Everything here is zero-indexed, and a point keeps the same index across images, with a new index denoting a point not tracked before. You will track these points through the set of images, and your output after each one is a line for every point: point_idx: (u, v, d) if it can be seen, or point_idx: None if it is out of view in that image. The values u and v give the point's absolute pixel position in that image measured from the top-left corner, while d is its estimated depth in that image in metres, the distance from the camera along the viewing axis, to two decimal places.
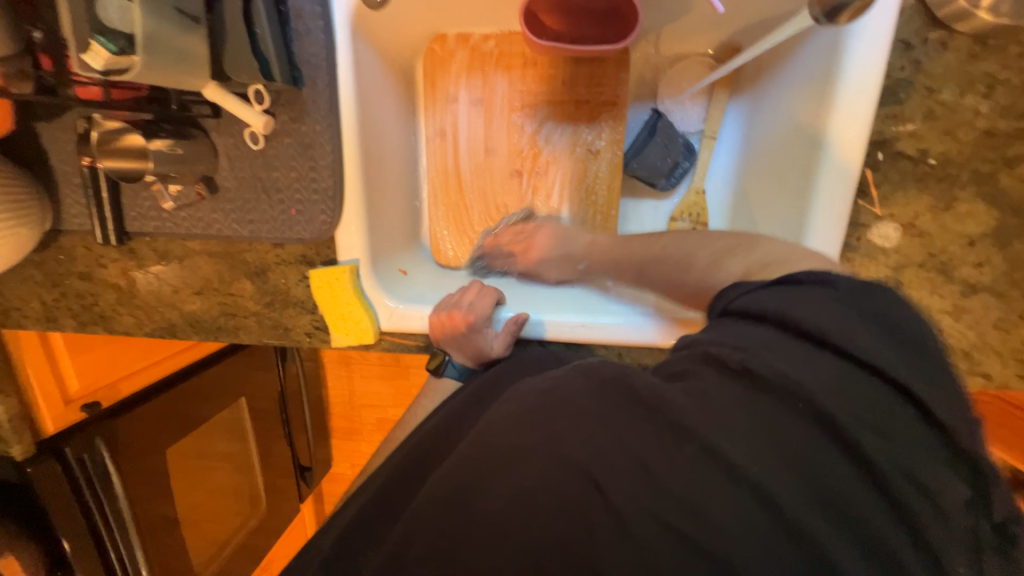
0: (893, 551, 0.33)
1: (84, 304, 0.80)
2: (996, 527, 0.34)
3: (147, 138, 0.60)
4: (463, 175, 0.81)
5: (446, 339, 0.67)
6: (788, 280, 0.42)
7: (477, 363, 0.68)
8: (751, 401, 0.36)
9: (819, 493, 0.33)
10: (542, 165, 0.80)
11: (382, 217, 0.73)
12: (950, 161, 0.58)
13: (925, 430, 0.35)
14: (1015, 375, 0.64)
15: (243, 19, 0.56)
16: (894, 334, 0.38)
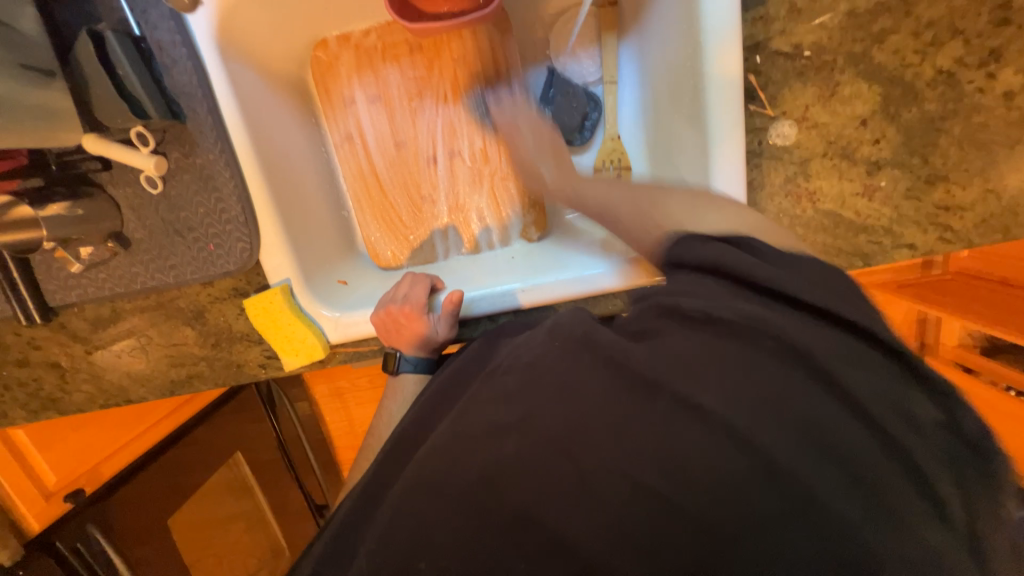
0: (862, 462, 0.34)
1: (29, 391, 0.78)
2: (931, 421, 0.37)
3: (38, 206, 0.58)
4: (382, 174, 0.81)
5: (388, 333, 0.67)
6: (730, 238, 0.44)
7: (431, 351, 0.68)
8: (714, 346, 0.37)
9: (790, 421, 0.34)
10: (456, 145, 0.80)
11: (307, 233, 0.72)
12: (823, 49, 0.60)
13: (859, 348, 0.38)
14: (936, 239, 0.66)
15: (100, 60, 0.54)
16: (813, 279, 0.41)
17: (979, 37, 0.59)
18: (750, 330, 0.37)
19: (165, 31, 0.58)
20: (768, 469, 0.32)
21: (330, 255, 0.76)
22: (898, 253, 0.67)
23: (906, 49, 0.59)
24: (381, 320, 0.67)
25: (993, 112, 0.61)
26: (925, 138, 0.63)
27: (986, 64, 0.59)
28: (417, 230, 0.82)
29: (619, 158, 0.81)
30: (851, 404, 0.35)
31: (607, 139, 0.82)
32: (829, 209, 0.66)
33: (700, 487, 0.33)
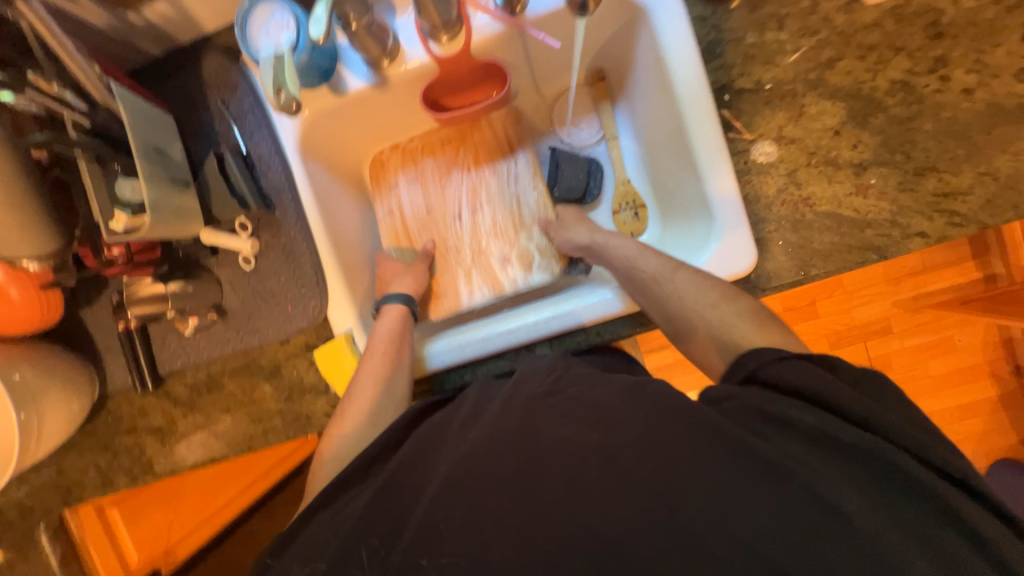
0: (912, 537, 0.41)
1: (133, 457, 0.89)
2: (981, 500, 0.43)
3: (165, 284, 0.76)
4: (419, 237, 0.95)
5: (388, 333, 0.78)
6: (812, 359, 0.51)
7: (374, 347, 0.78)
8: (793, 443, 0.45)
9: (851, 498, 0.42)
10: (480, 204, 0.94)
11: (362, 291, 0.87)
12: (782, 81, 0.71)
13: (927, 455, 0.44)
14: (946, 225, 0.69)
15: (220, 173, 0.75)
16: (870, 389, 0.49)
17: (919, 50, 0.68)
18: (826, 433, 0.45)
19: (265, 146, 0.78)
20: (827, 518, 0.41)
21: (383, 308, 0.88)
22: (911, 242, 0.69)
23: (856, 69, 0.69)
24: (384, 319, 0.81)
25: (958, 107, 0.68)
26: (900, 137, 0.69)
27: (935, 69, 0.68)
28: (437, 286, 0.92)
29: (633, 199, 0.91)
30: (929, 486, 0.42)
31: (618, 184, 0.93)
32: (827, 210, 0.71)
33: (748, 538, 0.41)
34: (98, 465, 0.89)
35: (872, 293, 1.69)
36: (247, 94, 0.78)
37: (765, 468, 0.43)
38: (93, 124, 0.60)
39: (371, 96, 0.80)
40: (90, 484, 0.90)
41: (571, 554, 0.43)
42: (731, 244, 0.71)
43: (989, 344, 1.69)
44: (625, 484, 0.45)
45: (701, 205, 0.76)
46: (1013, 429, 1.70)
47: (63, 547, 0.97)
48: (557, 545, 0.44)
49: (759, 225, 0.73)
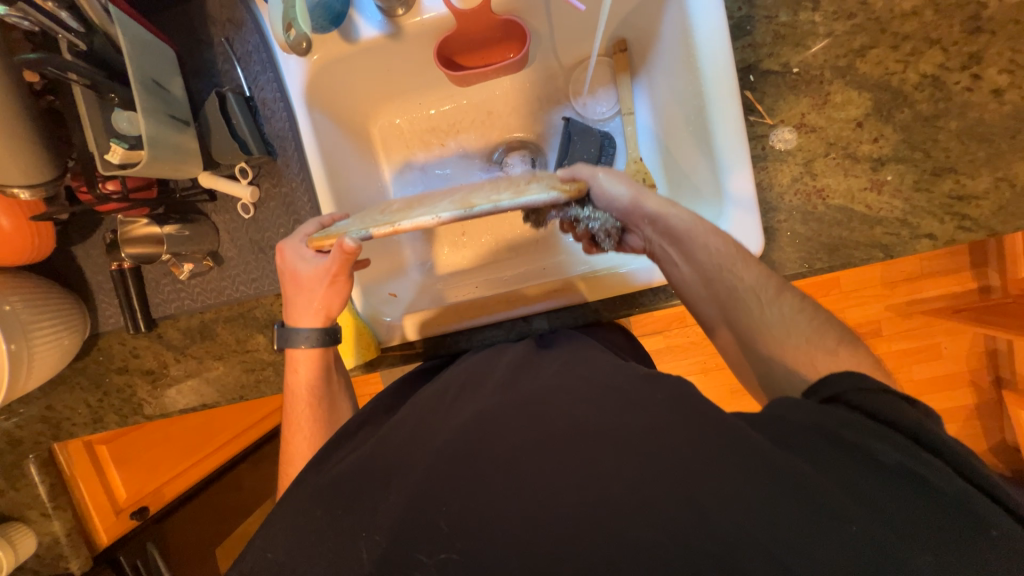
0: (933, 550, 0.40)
1: (123, 398, 0.89)
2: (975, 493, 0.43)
3: (160, 225, 0.73)
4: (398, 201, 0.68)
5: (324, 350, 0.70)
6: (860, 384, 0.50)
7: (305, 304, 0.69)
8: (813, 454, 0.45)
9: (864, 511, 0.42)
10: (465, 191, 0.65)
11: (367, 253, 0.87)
12: (810, 66, 0.68)
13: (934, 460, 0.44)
14: (956, 229, 0.69)
15: (221, 112, 0.72)
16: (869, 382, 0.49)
17: (955, 44, 0.66)
18: (822, 428, 0.46)
19: (269, 90, 0.75)
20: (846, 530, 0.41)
21: (380, 270, 0.88)
22: (919, 243, 0.69)
23: (888, 60, 0.67)
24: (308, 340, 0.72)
25: (986, 107, 0.66)
26: (923, 135, 0.68)
27: (968, 66, 0.66)
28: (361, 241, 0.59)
29: (644, 177, 0.87)
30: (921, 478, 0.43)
31: (631, 161, 0.89)
32: (840, 204, 0.70)
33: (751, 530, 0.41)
34: (88, 403, 0.90)
35: (866, 296, 1.70)
36: (254, 32, 0.74)
37: (758, 448, 0.44)
38: (89, 48, 0.57)
39: (383, 46, 0.76)
40: (81, 420, 0.91)
41: (557, 516, 0.45)
42: (738, 234, 0.70)
43: (974, 354, 1.72)
44: (627, 466, 0.45)
45: (714, 189, 0.74)
46: (984, 437, 1.76)
47: (53, 479, 0.97)
48: (542, 505, 0.45)
49: (769, 214, 0.72)
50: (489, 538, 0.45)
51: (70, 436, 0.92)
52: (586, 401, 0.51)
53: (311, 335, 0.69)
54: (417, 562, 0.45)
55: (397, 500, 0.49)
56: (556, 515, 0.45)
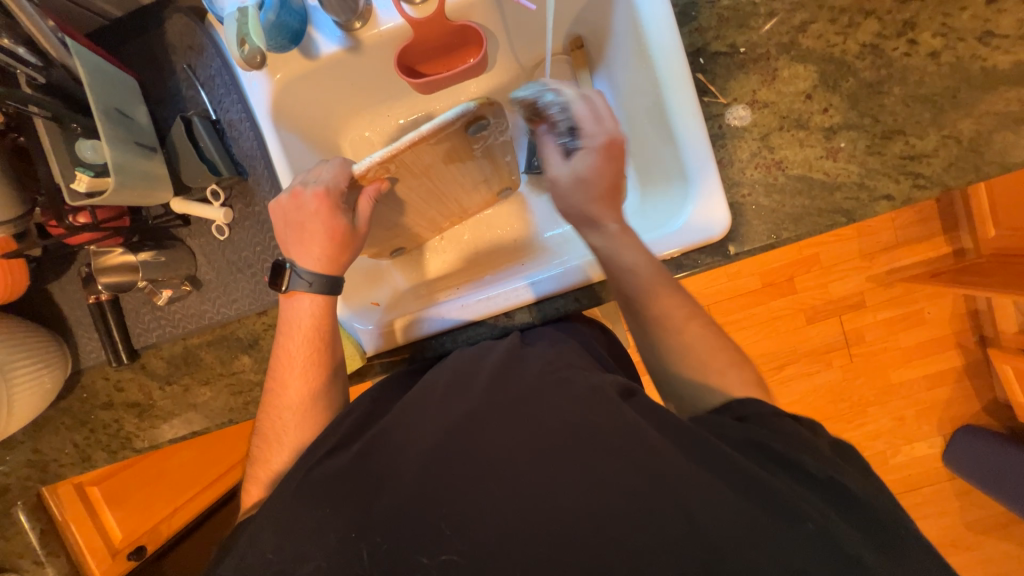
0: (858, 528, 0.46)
1: (111, 433, 0.88)
2: None
3: (135, 254, 0.73)
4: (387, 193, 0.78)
5: (307, 314, 0.72)
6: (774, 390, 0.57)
7: (306, 239, 0.71)
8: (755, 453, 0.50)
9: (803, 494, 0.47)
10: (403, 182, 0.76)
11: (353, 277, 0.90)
12: (756, 45, 0.71)
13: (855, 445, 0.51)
14: (911, 188, 0.71)
15: (188, 137, 0.73)
16: None
17: (889, 13, 0.69)
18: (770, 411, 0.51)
19: (235, 112, 0.76)
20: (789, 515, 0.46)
21: (362, 281, 0.91)
22: (878, 205, 0.72)
23: (828, 33, 0.70)
24: (294, 307, 0.74)
25: (925, 70, 0.69)
26: (869, 101, 0.71)
27: (903, 33, 0.69)
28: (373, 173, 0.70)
29: None
30: None
31: None
32: (799, 173, 0.73)
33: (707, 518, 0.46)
34: (74, 442, 0.88)
35: (846, 268, 1.73)
36: (215, 56, 0.75)
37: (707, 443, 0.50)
38: (48, 81, 0.58)
39: (345, 61, 0.78)
40: (68, 461, 0.89)
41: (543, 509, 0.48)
42: (705, 209, 0.72)
43: (956, 316, 1.76)
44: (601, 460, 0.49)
45: (679, 170, 0.76)
46: (976, 397, 1.78)
47: (44, 524, 0.95)
48: (529, 489, 0.49)
49: (733, 189, 0.74)
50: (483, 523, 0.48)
51: (58, 478, 0.90)
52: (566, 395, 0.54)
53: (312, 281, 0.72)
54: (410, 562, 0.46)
55: (394, 498, 0.52)
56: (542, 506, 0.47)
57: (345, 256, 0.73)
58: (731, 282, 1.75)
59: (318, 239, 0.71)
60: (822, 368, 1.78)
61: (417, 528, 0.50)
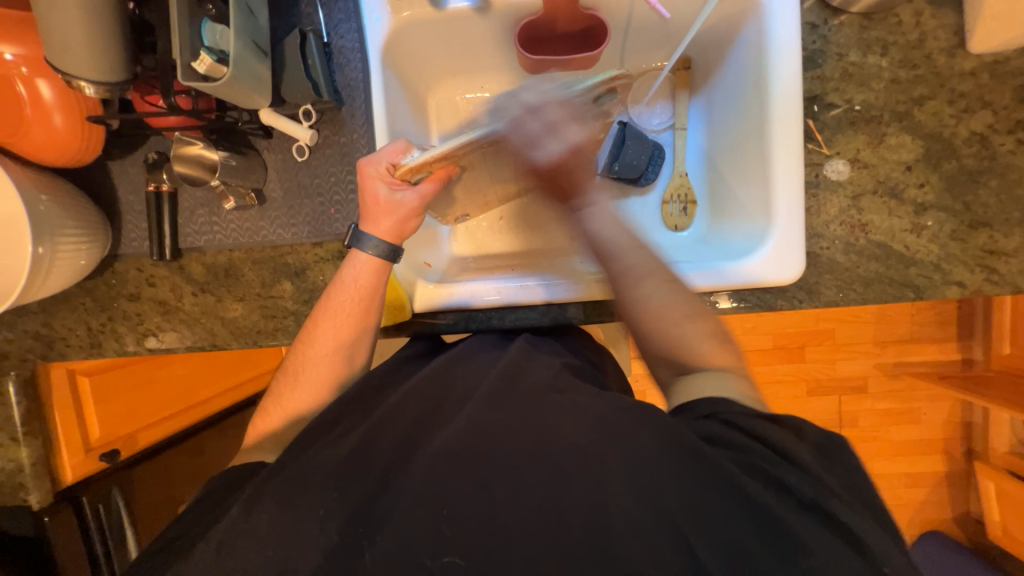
0: None
1: (129, 325, 0.85)
2: None
3: (214, 151, 0.72)
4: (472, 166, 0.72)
5: (360, 276, 0.71)
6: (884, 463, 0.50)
7: (380, 209, 0.71)
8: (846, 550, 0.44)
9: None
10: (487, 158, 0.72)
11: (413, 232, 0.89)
12: (871, 106, 0.72)
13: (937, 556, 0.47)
14: (984, 280, 0.72)
15: (300, 51, 0.71)
16: None
17: (1005, 109, 0.70)
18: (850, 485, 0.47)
19: (349, 40, 0.76)
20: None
21: (420, 239, 0.90)
22: (948, 289, 0.73)
23: (943, 113, 0.71)
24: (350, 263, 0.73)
25: None
26: (966, 188, 0.72)
27: (1014, 131, 0.70)
28: (441, 162, 0.67)
29: (686, 193, 0.95)
30: None
31: (676, 175, 0.96)
32: (881, 240, 0.74)
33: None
34: (88, 326, 0.85)
35: (858, 350, 1.75)
36: None
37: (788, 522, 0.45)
38: None
39: (468, 19, 0.78)
40: (77, 343, 0.86)
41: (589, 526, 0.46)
42: (783, 253, 0.73)
43: (951, 423, 1.78)
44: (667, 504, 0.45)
45: (762, 210, 0.77)
46: (951, 506, 1.80)
47: (31, 402, 0.91)
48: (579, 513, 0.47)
49: (813, 239, 0.75)
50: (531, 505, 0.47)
51: (61, 358, 0.87)
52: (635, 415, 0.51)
53: (377, 247, 0.71)
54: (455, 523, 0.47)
55: (443, 452, 0.51)
56: (586, 509, 0.46)
57: (416, 223, 0.73)
58: (743, 336, 1.76)
59: (389, 210, 0.70)
60: None
61: (464, 491, 0.49)
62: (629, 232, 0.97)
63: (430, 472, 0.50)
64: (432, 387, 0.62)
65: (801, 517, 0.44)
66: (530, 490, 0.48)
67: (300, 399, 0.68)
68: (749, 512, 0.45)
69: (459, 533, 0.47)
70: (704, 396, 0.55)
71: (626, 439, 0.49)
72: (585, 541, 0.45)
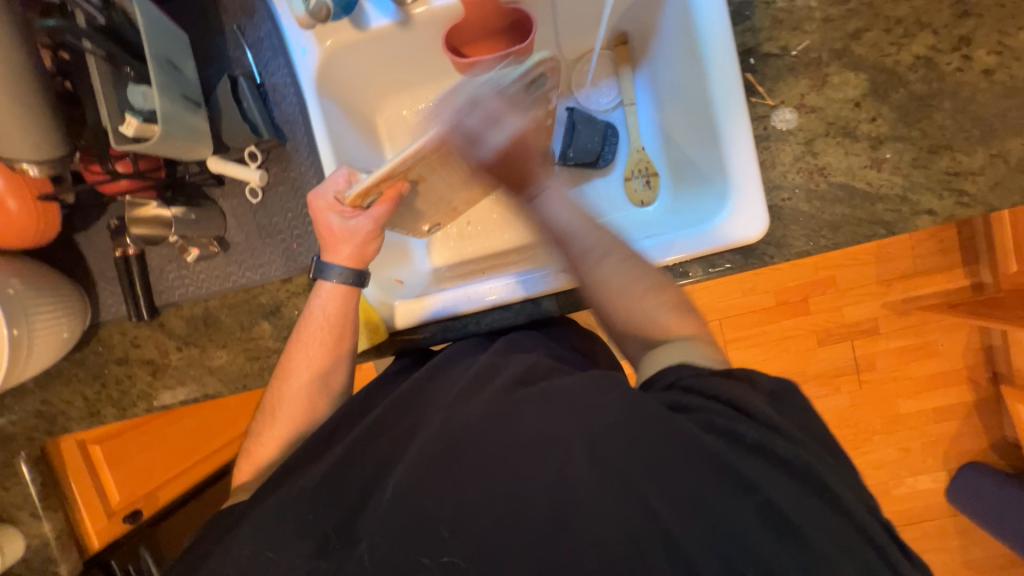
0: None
1: (123, 389, 0.87)
2: None
3: (167, 207, 0.73)
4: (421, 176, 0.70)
5: (329, 304, 0.71)
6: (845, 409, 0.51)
7: (338, 246, 0.72)
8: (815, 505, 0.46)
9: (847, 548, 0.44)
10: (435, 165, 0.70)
11: (383, 252, 0.89)
12: (808, 48, 0.71)
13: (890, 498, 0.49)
14: (954, 204, 0.70)
15: (233, 96, 0.72)
16: None
17: (945, 28, 0.69)
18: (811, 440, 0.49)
19: (280, 76, 0.76)
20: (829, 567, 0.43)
21: (390, 258, 0.91)
22: (919, 219, 0.71)
23: (882, 43, 0.70)
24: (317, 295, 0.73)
25: (977, 87, 0.69)
26: (919, 113, 0.70)
27: (958, 48, 0.69)
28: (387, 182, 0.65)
29: (646, 166, 0.94)
30: None
31: (633, 151, 0.95)
32: (841, 181, 0.72)
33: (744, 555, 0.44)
34: (84, 396, 0.88)
35: (863, 292, 1.72)
36: (266, 19, 0.75)
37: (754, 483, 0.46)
38: (107, 21, 0.57)
39: (393, 35, 0.78)
40: (76, 415, 0.88)
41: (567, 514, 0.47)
42: (744, 211, 0.72)
43: (970, 351, 1.74)
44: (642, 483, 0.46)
45: (718, 171, 0.76)
46: (985, 434, 1.75)
47: (44, 479, 0.93)
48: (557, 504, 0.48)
49: (773, 192, 0.74)
50: (507, 497, 0.48)
51: (65, 430, 0.89)
52: (603, 397, 0.52)
53: (342, 274, 0.71)
54: (439, 535, 0.48)
55: (420, 464, 0.51)
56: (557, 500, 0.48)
57: (377, 246, 0.73)
58: (743, 297, 1.74)
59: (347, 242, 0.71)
60: (831, 392, 1.77)
61: (445, 499, 0.49)
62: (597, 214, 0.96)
63: (409, 486, 0.50)
64: (410, 402, 0.63)
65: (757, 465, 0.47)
66: (505, 483, 0.49)
67: (279, 430, 0.69)
68: (713, 467, 0.46)
69: (443, 540, 0.48)
70: (670, 365, 0.56)
71: (594, 418, 0.50)
72: (557, 521, 0.47)
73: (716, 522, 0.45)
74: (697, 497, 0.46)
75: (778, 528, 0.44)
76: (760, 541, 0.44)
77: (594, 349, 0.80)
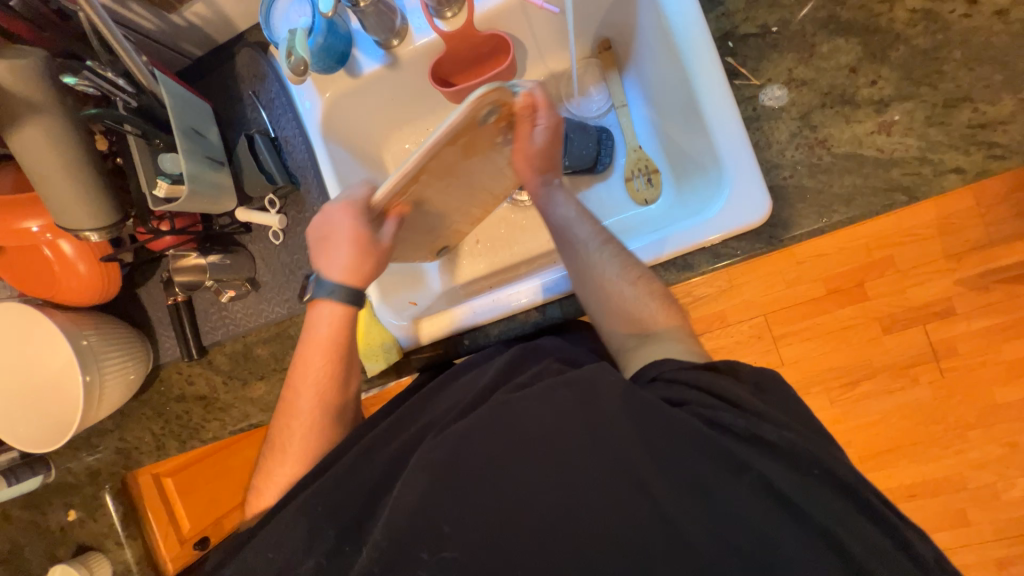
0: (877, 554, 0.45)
1: (182, 423, 0.97)
2: None
3: (204, 255, 0.82)
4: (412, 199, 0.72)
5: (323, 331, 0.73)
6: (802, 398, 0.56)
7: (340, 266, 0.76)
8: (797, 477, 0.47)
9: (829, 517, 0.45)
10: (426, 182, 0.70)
11: (393, 275, 0.93)
12: (788, 23, 0.70)
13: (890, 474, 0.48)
14: (985, 158, 0.64)
15: (250, 152, 0.81)
16: None
17: None
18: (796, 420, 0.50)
19: (289, 129, 0.85)
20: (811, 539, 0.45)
21: (401, 281, 0.95)
22: (945, 179, 0.65)
23: (870, 4, 0.67)
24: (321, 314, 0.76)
25: (991, 29, 0.64)
26: (926, 68, 0.66)
27: None
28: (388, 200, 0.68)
29: (645, 164, 0.92)
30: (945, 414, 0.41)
31: (630, 151, 0.94)
32: (847, 151, 0.68)
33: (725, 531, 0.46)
34: (152, 431, 0.98)
35: None
36: (274, 81, 0.85)
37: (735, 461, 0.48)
38: (140, 104, 0.68)
39: (386, 77, 0.85)
40: (146, 448, 0.99)
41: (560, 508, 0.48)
42: (743, 194, 0.69)
43: None
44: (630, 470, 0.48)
45: (712, 158, 0.74)
46: None
47: (126, 508, 1.05)
48: (550, 500, 0.49)
49: (772, 171, 0.70)
50: (507, 493, 0.49)
51: (138, 464, 1.00)
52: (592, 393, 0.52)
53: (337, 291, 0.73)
54: (443, 535, 0.49)
55: (422, 468, 0.52)
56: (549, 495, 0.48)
57: (371, 264, 0.73)
58: None
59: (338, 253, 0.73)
60: (907, 385, 1.28)
61: (448, 502, 0.50)
62: (601, 218, 0.96)
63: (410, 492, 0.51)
64: (419, 413, 0.65)
65: (740, 444, 0.50)
66: (505, 480, 0.50)
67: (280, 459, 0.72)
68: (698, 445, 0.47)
69: (446, 542, 0.49)
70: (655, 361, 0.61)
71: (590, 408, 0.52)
72: (551, 516, 0.48)
73: (708, 496, 0.47)
74: (687, 476, 0.48)
75: (764, 494, 0.47)
76: (752, 510, 0.46)
77: (604, 352, 0.79)
